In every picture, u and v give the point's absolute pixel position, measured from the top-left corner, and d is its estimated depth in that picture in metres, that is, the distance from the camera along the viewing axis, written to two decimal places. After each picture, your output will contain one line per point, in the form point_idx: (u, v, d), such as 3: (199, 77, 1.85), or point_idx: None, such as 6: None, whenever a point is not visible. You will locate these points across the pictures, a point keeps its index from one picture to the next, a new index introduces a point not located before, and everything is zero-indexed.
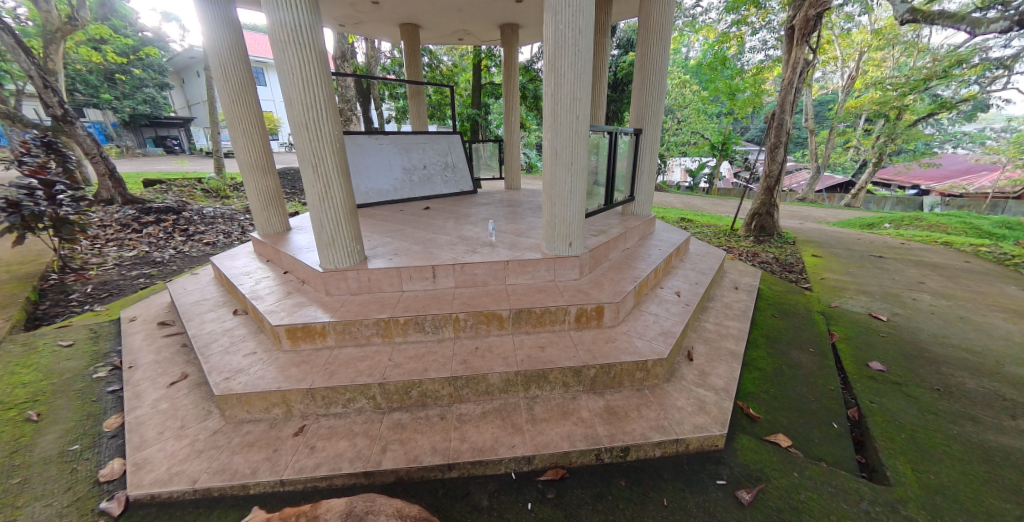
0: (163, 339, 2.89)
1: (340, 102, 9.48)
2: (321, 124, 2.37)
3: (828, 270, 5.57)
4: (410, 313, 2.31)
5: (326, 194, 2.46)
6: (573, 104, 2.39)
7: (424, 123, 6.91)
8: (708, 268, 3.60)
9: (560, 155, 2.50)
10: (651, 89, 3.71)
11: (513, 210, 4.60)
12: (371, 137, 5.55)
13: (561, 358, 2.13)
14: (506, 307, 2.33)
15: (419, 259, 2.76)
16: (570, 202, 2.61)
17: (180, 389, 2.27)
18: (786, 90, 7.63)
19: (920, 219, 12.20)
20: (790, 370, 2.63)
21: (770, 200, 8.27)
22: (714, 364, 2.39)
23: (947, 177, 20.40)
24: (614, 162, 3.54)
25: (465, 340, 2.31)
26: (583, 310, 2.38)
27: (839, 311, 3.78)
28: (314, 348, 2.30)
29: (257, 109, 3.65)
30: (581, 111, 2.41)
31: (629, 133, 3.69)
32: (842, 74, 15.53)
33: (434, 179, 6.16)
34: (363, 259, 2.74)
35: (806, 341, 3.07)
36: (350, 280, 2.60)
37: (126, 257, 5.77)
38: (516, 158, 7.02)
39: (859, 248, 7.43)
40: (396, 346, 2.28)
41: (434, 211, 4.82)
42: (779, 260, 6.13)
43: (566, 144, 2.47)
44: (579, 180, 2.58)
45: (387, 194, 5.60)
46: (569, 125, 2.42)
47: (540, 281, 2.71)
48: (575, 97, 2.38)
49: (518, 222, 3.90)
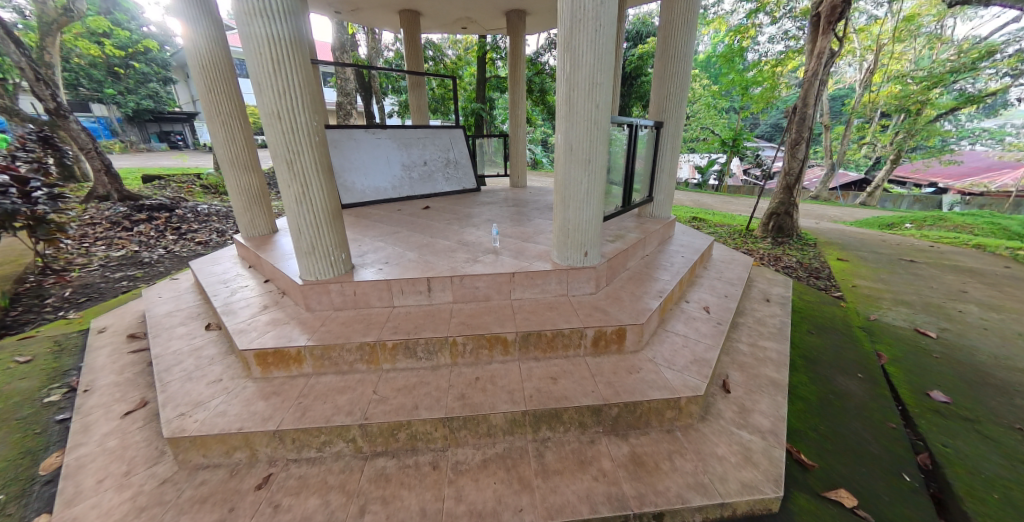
0: (128, 356, 2.58)
1: (340, 96, 9.16)
2: (297, 114, 2.02)
3: (858, 277, 5.16)
4: (399, 335, 1.98)
5: (304, 195, 2.12)
6: (592, 90, 2.02)
7: (425, 117, 6.57)
8: (737, 278, 3.24)
9: (576, 150, 2.13)
10: (674, 78, 3.33)
11: (519, 211, 4.25)
12: (368, 131, 5.23)
13: (577, 394, 1.80)
14: (511, 329, 2.00)
15: (413, 269, 2.43)
16: (586, 205, 2.27)
17: (134, 420, 1.96)
18: (809, 83, 7.15)
19: (943, 219, 11.66)
20: (839, 402, 2.28)
21: (789, 199, 7.83)
22: (755, 398, 2.04)
23: (965, 176, 19.74)
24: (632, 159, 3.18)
25: (463, 369, 1.98)
26: (601, 333, 2.03)
27: (881, 326, 3.39)
28: (288, 376, 1.98)
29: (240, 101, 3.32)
30: (602, 99, 2.05)
31: (649, 126, 3.31)
32: (860, 68, 14.93)
33: (435, 176, 5.81)
34: (349, 269, 2.41)
35: (851, 364, 2.70)
36: (334, 294, 2.27)
37: (113, 258, 5.50)
38: (521, 154, 6.66)
39: (886, 251, 6.98)
40: (382, 375, 1.95)
41: (434, 211, 4.49)
42: (804, 264, 5.72)
43: (583, 139, 2.11)
44: (597, 181, 2.23)
45: (384, 193, 5.28)
46: (588, 116, 2.06)
47: (550, 296, 2.37)
48: (595, 82, 2.01)
49: (525, 225, 3.55)
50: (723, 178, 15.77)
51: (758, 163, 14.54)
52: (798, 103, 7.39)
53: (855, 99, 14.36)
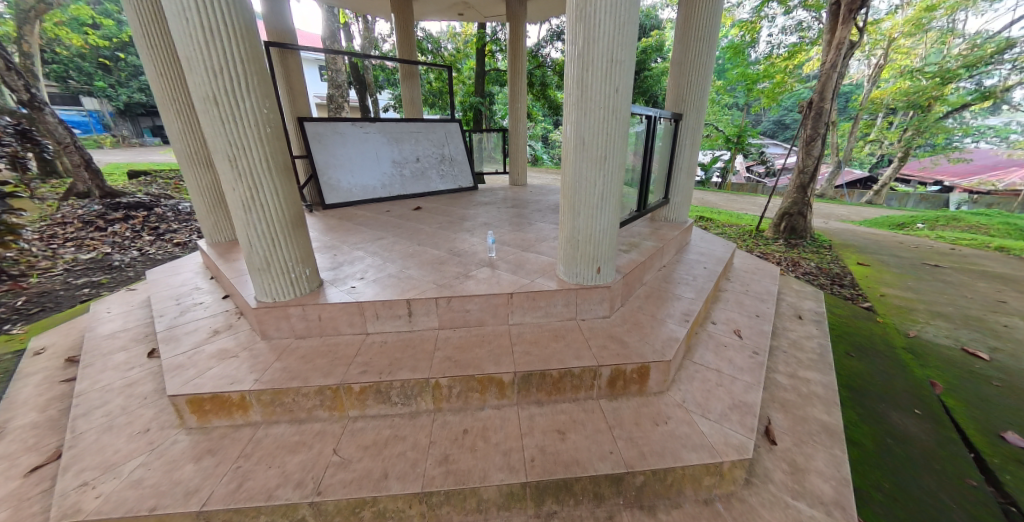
0: (59, 387, 2.20)
1: (331, 88, 8.69)
2: (239, 98, 1.58)
3: (884, 285, 4.77)
4: (368, 376, 1.59)
5: (253, 199, 1.70)
6: (610, 68, 1.61)
7: (419, 110, 6.14)
8: (766, 292, 2.85)
9: (589, 146, 1.73)
10: (696, 65, 2.92)
11: (519, 214, 3.85)
12: (355, 125, 4.82)
13: (592, 456, 1.41)
14: (509, 369, 1.61)
15: (392, 287, 2.04)
16: (601, 213, 1.85)
17: (39, 480, 1.57)
18: (826, 76, 6.73)
19: (957, 218, 11.26)
20: (902, 450, 1.89)
21: (803, 198, 7.43)
22: (807, 450, 1.66)
23: (972, 174, 19.35)
24: (648, 158, 2.79)
25: (448, 417, 1.59)
26: (619, 372, 1.65)
27: (926, 345, 2.99)
28: (233, 425, 1.60)
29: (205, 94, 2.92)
30: (621, 81, 1.64)
31: (667, 118, 2.90)
32: (869, 64, 14.51)
33: (429, 174, 5.40)
34: (316, 288, 2.01)
35: (905, 395, 2.31)
36: (295, 320, 1.88)
37: (80, 260, 5.10)
38: (521, 150, 6.24)
39: (907, 254, 6.59)
40: (348, 425, 1.57)
41: (426, 212, 4.08)
42: (824, 270, 5.32)
43: (597, 131, 1.70)
44: (615, 183, 1.82)
45: (374, 192, 4.88)
46: (604, 103, 1.66)
47: (555, 321, 1.98)
48: (614, 61, 1.61)
49: (525, 231, 3.17)
50: (727, 175, 15.39)
51: (763, 161, 14.16)
52: (813, 97, 6.99)
53: (863, 95, 13.93)
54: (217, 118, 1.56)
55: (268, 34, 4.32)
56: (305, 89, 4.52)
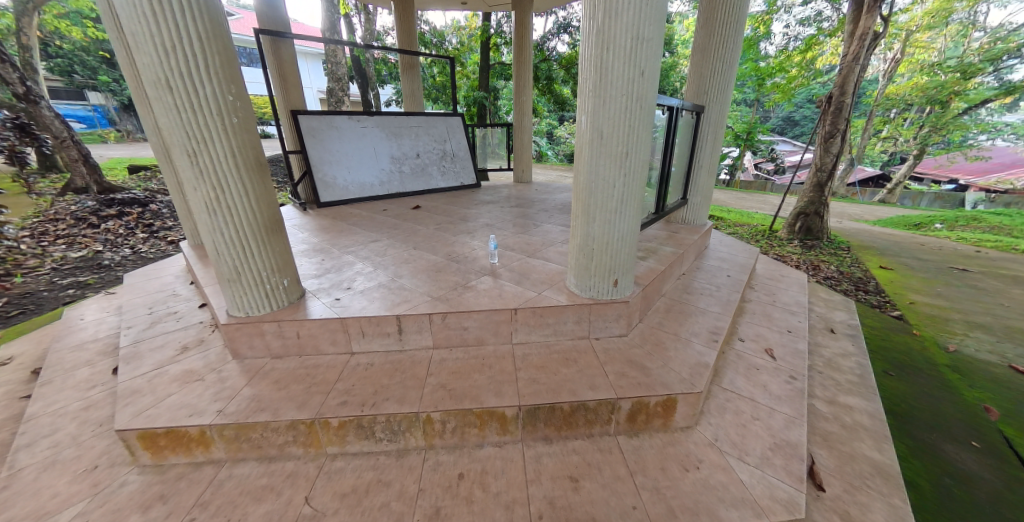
0: (17, 404, 2.00)
1: (331, 81, 8.44)
2: (194, 82, 1.33)
3: (911, 291, 4.48)
4: (349, 409, 1.37)
5: (216, 201, 1.46)
6: (635, 47, 1.35)
7: (420, 104, 5.87)
8: (795, 303, 2.59)
9: (607, 141, 1.47)
10: (719, 55, 2.66)
11: (524, 214, 3.61)
12: (352, 118, 4.58)
13: (611, 512, 1.18)
14: (512, 401, 1.39)
15: (382, 300, 1.81)
16: (622, 217, 1.60)
17: None
18: (847, 70, 6.40)
19: (977, 218, 10.85)
20: (965, 493, 1.64)
21: (820, 197, 7.09)
22: (862, 499, 1.42)
23: (989, 171, 18.76)
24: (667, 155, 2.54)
25: (442, 458, 1.37)
26: (640, 406, 1.42)
27: (971, 362, 2.72)
28: (192, 463, 1.38)
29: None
30: (648, 63, 1.38)
31: (689, 110, 2.63)
32: (885, 58, 14.05)
33: (429, 170, 5.16)
34: (296, 301, 1.79)
35: (957, 423, 2.05)
36: (270, 337, 1.66)
37: (69, 259, 4.92)
38: (526, 146, 5.98)
39: (931, 257, 6.27)
40: (325, 466, 1.35)
41: (425, 212, 3.85)
42: (846, 274, 5.02)
43: (618, 122, 1.44)
44: (637, 184, 1.57)
45: (371, 189, 4.65)
46: (627, 89, 1.40)
47: (565, 341, 1.75)
48: (640, 38, 1.35)
49: (531, 234, 2.93)
50: (736, 173, 15.02)
51: (774, 158, 13.79)
52: (832, 92, 6.67)
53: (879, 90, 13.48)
54: (170, 105, 1.32)
55: (260, 21, 4.07)
56: (300, 80, 4.28)
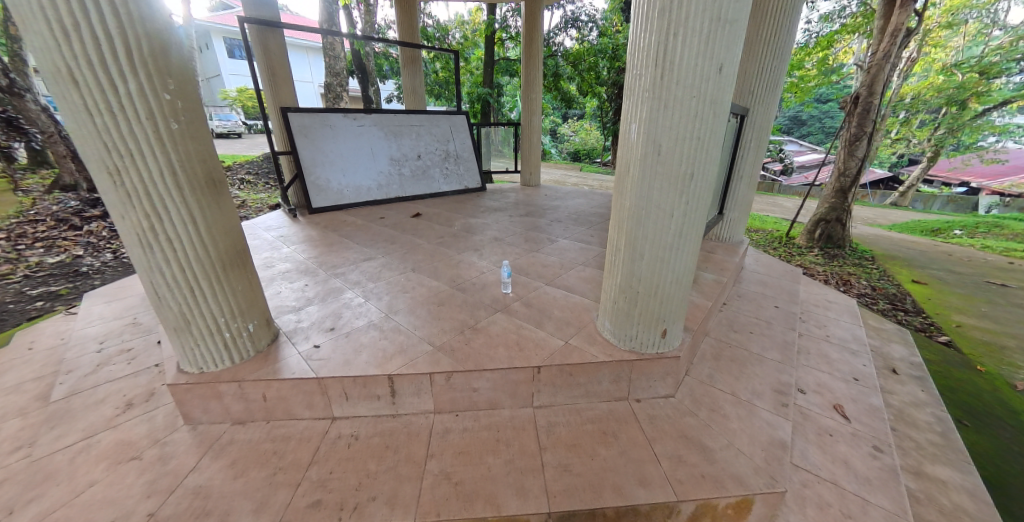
0: None
1: (329, 75, 8.05)
2: (109, 74, 0.96)
3: (953, 311, 4.10)
4: (322, 515, 1.03)
5: (152, 233, 1.11)
6: (713, 27, 0.97)
7: (421, 100, 5.48)
8: (853, 339, 2.24)
9: (667, 158, 1.11)
10: (769, 50, 2.29)
11: (536, 225, 3.26)
12: (347, 116, 4.23)
13: None
14: (538, 504, 1.05)
15: (372, 348, 1.47)
16: (678, 255, 1.24)
17: None
18: (876, 68, 5.90)
19: (998, 224, 10.44)
20: None
21: (843, 203, 6.58)
22: None
23: (1002, 175, 18.28)
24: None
25: None
26: (705, 510, 1.08)
27: None
28: None
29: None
30: (727, 53, 1.00)
31: (734, 114, 2.25)
32: None
33: (431, 172, 4.80)
34: (265, 349, 1.45)
35: None
36: (230, 399, 1.32)
37: (45, 264, 4.58)
38: (534, 147, 5.60)
39: (963, 269, 5.88)
40: None
41: (425, 221, 3.49)
42: (879, 289, 4.64)
43: (683, 134, 1.07)
44: (700, 213, 1.20)
45: (369, 193, 4.31)
46: (697, 89, 1.02)
47: (598, 405, 1.40)
48: (720, 18, 0.96)
49: (546, 252, 2.57)
50: None
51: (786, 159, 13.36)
52: (859, 91, 6.17)
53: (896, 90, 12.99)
54: (74, 110, 0.96)
55: (245, 7, 3.69)
56: (290, 74, 3.92)
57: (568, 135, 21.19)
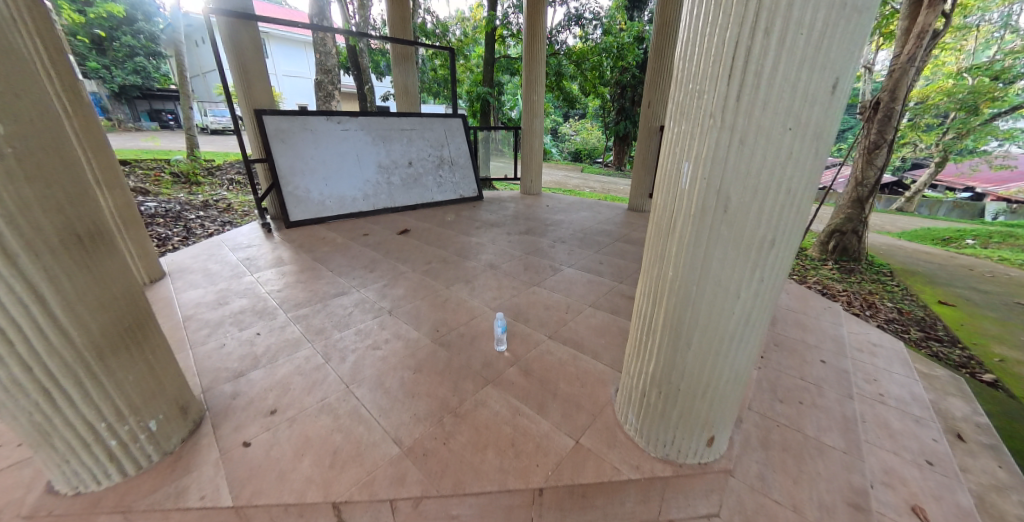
0: None
1: (319, 72, 7.65)
2: None
3: (992, 340, 3.72)
4: None
5: None
6: (829, 19, 0.60)
7: (414, 101, 5.07)
8: (913, 400, 1.87)
9: (735, 219, 0.74)
10: None
11: (537, 247, 2.89)
12: (331, 119, 3.86)
13: None
14: None
15: (320, 448, 1.11)
16: (739, 349, 0.87)
17: None
18: (900, 72, 5.48)
19: (1012, 234, 10.05)
20: None
21: (860, 215, 6.15)
22: None
23: (1008, 181, 17.92)
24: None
25: None
26: None
27: None
28: None
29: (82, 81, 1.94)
30: (847, 63, 0.63)
31: None
32: None
33: (424, 181, 4.43)
34: (179, 451, 1.10)
35: None
36: None
37: None
38: (535, 153, 5.21)
39: (989, 288, 5.50)
40: None
41: (413, 239, 3.13)
42: (907, 314, 4.24)
43: (765, 184, 0.70)
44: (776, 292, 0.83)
45: (354, 203, 3.94)
46: (795, 120, 0.65)
47: None
48: (840, 6, 0.59)
49: (550, 285, 2.21)
50: None
51: None
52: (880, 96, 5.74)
53: None
54: None
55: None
56: (266, 72, 3.55)
57: (569, 135, 20.77)
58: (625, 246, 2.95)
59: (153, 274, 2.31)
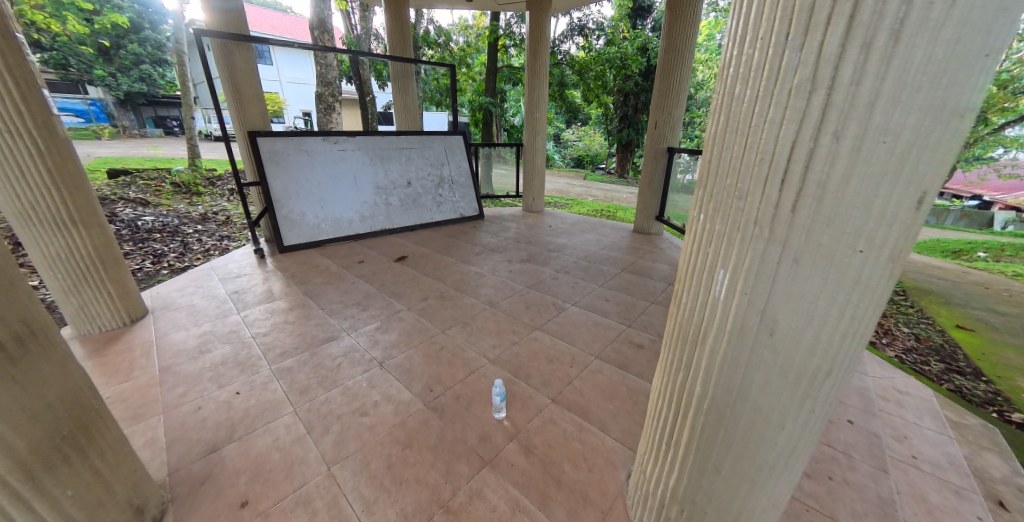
0: None
1: (320, 85, 7.61)
2: None
3: (1017, 373, 3.52)
4: None
5: None
6: (919, 127, 0.45)
7: (414, 117, 4.96)
8: None
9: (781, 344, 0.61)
10: None
11: (540, 280, 2.75)
12: (327, 139, 3.76)
13: None
14: None
15: None
16: (782, 478, 0.73)
17: None
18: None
19: None
20: None
21: None
22: None
23: (1017, 189, 17.64)
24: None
25: None
26: None
27: None
28: None
29: (56, 115, 1.82)
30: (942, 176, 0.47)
31: None
32: None
33: (423, 201, 4.31)
34: None
35: None
36: None
37: None
38: (538, 170, 5.09)
39: (1007, 310, 5.29)
40: None
41: (410, 267, 3.00)
42: (925, 341, 4.05)
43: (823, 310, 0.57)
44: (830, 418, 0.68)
45: (350, 226, 3.81)
46: (866, 243, 0.52)
47: None
48: (937, 108, 0.44)
49: (552, 330, 2.07)
50: None
51: None
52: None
53: None
54: None
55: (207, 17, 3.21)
56: (260, 93, 3.45)
57: (572, 141, 20.71)
58: (631, 279, 2.81)
59: (135, 313, 2.19)
